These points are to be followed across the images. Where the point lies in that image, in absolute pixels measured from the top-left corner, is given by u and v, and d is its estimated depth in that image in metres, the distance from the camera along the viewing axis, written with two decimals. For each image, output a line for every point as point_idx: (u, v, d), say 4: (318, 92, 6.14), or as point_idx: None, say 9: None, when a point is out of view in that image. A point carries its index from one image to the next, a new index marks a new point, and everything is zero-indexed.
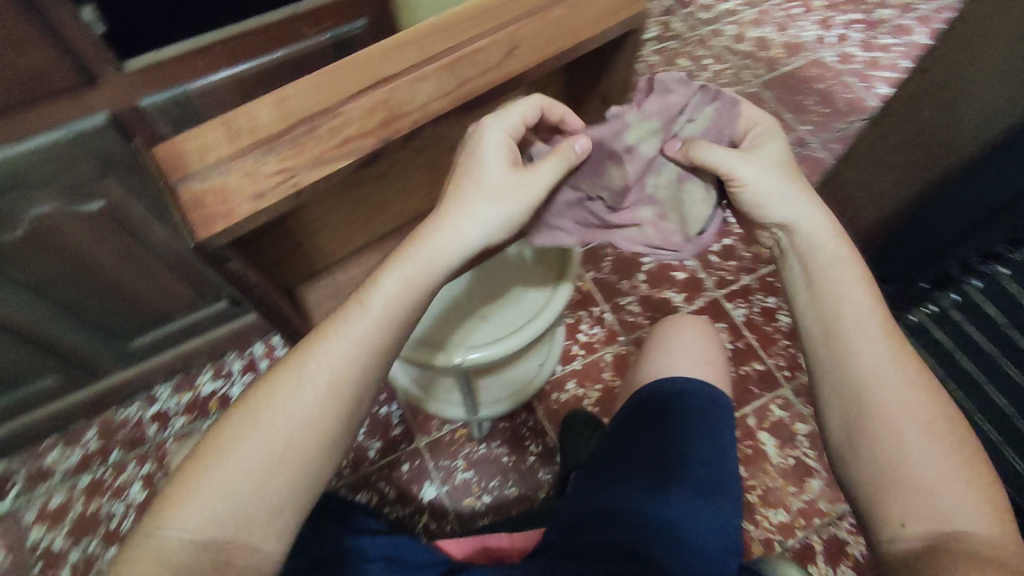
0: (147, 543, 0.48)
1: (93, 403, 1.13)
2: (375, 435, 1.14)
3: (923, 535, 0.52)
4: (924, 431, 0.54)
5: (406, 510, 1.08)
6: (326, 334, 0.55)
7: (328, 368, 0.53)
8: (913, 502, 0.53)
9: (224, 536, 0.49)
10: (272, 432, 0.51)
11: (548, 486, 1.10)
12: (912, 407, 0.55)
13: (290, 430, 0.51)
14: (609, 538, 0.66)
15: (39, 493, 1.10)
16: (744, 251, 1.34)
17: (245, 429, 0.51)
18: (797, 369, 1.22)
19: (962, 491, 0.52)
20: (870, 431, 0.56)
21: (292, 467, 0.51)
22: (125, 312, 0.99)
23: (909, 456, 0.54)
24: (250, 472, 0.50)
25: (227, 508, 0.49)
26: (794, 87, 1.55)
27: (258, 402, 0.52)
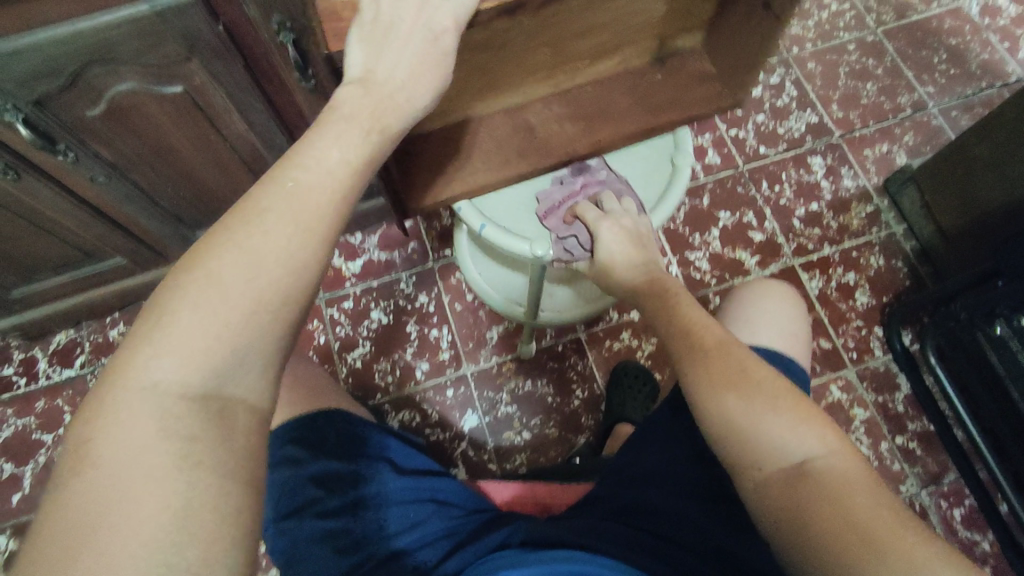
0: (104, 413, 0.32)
1: (155, 286, 1.15)
2: (423, 357, 1.14)
3: (780, 484, 0.48)
4: (746, 376, 0.53)
5: (446, 435, 1.10)
6: (302, 153, 0.40)
7: (326, 179, 0.40)
8: (769, 465, 0.49)
9: (223, 381, 0.34)
10: (268, 234, 0.37)
11: (588, 432, 1.10)
12: (732, 379, 0.54)
13: (281, 253, 0.37)
14: (659, 503, 0.63)
15: (103, 364, 1.15)
16: (831, 219, 1.24)
17: (208, 264, 0.36)
18: (865, 353, 1.15)
19: (795, 429, 0.50)
20: (706, 388, 0.54)
21: (283, 311, 0.37)
22: (193, 202, 0.98)
23: (734, 405, 0.52)
24: (246, 289, 0.36)
25: (214, 343, 0.34)
26: (924, 40, 1.37)
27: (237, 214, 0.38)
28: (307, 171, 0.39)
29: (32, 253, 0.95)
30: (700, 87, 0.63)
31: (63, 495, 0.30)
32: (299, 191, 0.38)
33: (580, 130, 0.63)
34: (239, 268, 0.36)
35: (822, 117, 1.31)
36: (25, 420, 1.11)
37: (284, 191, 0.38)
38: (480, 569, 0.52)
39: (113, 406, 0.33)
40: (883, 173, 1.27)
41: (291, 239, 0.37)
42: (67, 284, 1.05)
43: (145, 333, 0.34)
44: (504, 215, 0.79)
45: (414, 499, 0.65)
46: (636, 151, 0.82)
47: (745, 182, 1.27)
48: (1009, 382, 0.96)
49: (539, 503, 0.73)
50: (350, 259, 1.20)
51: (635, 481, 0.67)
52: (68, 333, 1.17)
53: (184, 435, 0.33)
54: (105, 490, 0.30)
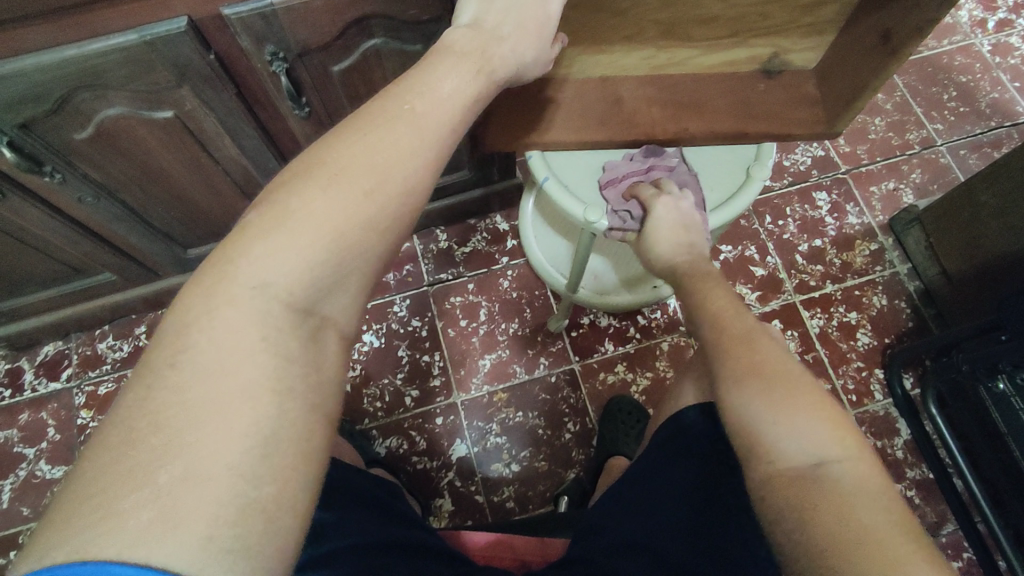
0: (215, 304, 0.36)
1: (146, 300, 1.13)
2: (414, 383, 1.13)
3: (786, 472, 0.47)
4: (778, 369, 0.52)
5: (434, 464, 1.08)
6: (415, 82, 0.42)
7: (434, 113, 0.41)
8: (781, 450, 0.48)
9: (314, 300, 0.38)
10: (380, 152, 0.39)
11: (578, 466, 1.07)
12: (760, 370, 0.52)
13: (390, 181, 0.39)
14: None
15: (89, 378, 1.14)
16: (835, 256, 1.22)
17: (296, 201, 0.37)
18: (865, 396, 1.13)
19: (817, 426, 0.48)
20: (729, 371, 0.53)
21: (353, 264, 0.38)
22: (186, 222, 0.97)
23: (755, 392, 0.50)
24: (353, 207, 0.38)
25: (322, 251, 0.37)
26: (934, 76, 1.35)
27: (351, 130, 0.40)
28: (417, 103, 0.41)
29: (20, 268, 0.94)
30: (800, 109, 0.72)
31: (154, 397, 0.33)
32: (387, 146, 0.39)
33: (667, 114, 0.72)
34: (326, 212, 0.37)
35: (828, 152, 1.30)
36: (8, 432, 1.10)
37: (402, 115, 0.40)
38: None
39: (200, 323, 0.35)
40: (889, 211, 1.25)
41: (373, 195, 0.38)
42: (56, 297, 1.04)
43: (262, 232, 0.37)
44: (573, 173, 0.76)
45: (387, 551, 0.62)
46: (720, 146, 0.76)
47: (748, 215, 1.26)
48: (1010, 441, 0.94)
49: (517, 558, 0.71)
50: None
51: (618, 545, 0.63)
52: (56, 345, 1.16)
53: (264, 364, 0.35)
54: (206, 391, 0.33)
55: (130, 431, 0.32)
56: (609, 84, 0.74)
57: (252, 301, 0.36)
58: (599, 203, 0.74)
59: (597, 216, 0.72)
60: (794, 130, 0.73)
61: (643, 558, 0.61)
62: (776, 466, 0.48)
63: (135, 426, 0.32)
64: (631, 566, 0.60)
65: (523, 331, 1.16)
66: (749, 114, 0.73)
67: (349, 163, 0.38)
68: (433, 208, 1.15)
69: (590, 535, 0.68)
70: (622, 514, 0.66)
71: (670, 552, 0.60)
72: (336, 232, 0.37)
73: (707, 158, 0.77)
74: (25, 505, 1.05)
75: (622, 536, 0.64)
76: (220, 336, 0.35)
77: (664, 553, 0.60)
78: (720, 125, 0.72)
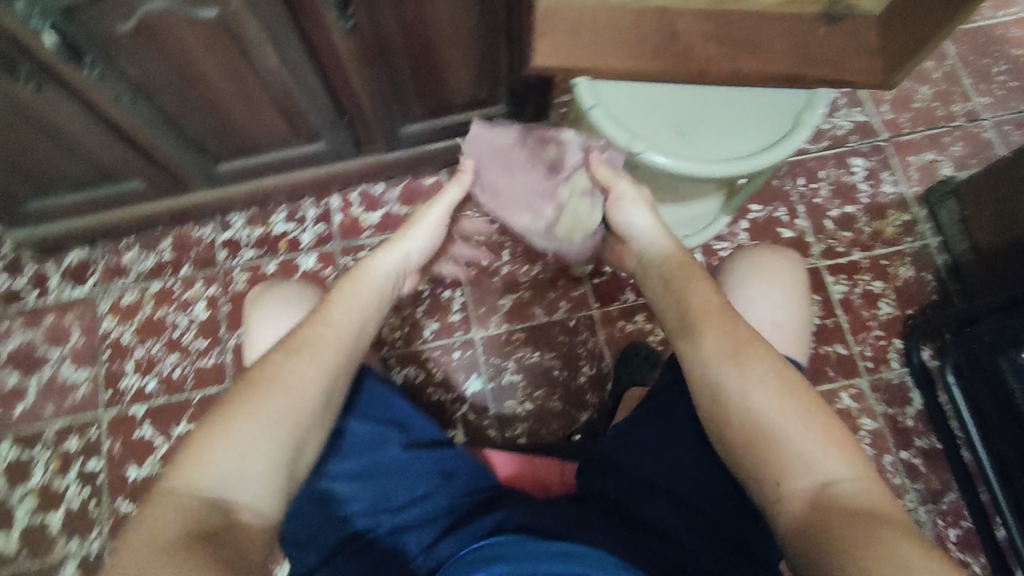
0: (161, 510, 0.48)
1: (173, 213, 1.13)
2: (434, 317, 1.13)
3: (800, 493, 0.52)
4: (781, 382, 0.56)
5: (448, 396, 1.09)
6: (291, 345, 0.58)
7: (298, 395, 0.55)
8: (788, 465, 0.53)
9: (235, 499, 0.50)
10: (275, 390, 0.54)
11: (590, 409, 1.09)
12: (759, 387, 0.56)
13: (284, 406, 0.54)
14: (654, 520, 0.61)
15: (114, 287, 1.14)
16: (865, 224, 1.21)
17: (235, 429, 0.52)
18: (881, 364, 1.13)
19: (824, 449, 0.53)
20: (734, 374, 0.57)
21: (269, 475, 0.51)
22: (218, 134, 0.96)
23: (767, 408, 0.55)
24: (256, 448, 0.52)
25: (241, 467, 0.51)
26: (987, 48, 1.30)
27: (241, 412, 0.53)
28: (269, 412, 0.53)
29: (52, 167, 0.94)
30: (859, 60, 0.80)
31: (163, 510, 0.48)
32: (277, 409, 0.54)
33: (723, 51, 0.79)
34: (293, 393, 0.55)
35: (870, 117, 1.26)
36: (33, 333, 1.12)
37: (281, 389, 0.55)
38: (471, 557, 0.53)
39: (173, 500, 0.49)
40: (926, 182, 1.23)
41: (368, 320, 0.63)
42: (85, 202, 1.04)
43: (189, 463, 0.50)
44: (620, 104, 0.77)
45: (424, 473, 0.65)
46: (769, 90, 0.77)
47: (782, 176, 1.23)
48: None
49: (537, 481, 0.74)
50: (371, 209, 1.18)
51: (630, 481, 0.65)
52: (81, 252, 1.16)
53: (220, 469, 0.50)
54: (159, 541, 0.46)
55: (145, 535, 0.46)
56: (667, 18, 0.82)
57: (252, 427, 0.52)
58: (643, 133, 0.75)
59: (640, 149, 0.73)
60: (848, 76, 0.78)
61: (657, 496, 0.63)
62: (803, 495, 0.52)
63: (164, 511, 0.48)
64: (645, 508, 0.62)
65: (546, 274, 1.16)
66: (804, 57, 0.79)
67: (323, 343, 0.59)
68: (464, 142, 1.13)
69: (601, 467, 0.69)
70: (637, 450, 0.67)
71: (681, 490, 0.63)
72: (303, 395, 0.55)
73: (757, 99, 0.77)
74: (49, 404, 1.08)
75: (638, 474, 0.65)
76: (236, 425, 0.52)
77: (678, 493, 0.63)
78: (773, 65, 0.77)
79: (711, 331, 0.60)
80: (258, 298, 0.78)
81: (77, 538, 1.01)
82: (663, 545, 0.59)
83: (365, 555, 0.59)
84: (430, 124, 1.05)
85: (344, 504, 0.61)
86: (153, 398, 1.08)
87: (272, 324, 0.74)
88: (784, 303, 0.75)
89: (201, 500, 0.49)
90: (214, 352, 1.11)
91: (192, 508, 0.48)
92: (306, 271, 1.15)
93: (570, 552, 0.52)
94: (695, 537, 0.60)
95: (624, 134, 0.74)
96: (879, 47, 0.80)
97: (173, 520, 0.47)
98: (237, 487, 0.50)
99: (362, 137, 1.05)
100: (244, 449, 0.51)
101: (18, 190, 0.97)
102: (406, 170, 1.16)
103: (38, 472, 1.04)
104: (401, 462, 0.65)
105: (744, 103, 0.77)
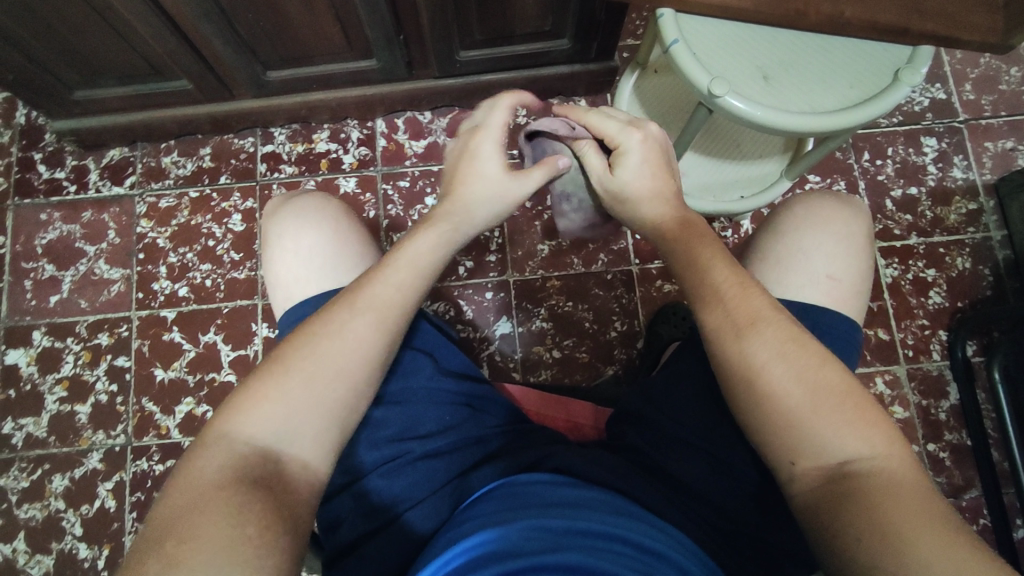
0: (207, 452, 0.47)
1: (215, 120, 1.10)
2: (469, 254, 1.11)
3: (817, 470, 0.49)
4: (801, 352, 0.52)
5: (476, 335, 1.08)
6: (339, 318, 0.54)
7: (354, 345, 0.53)
8: (803, 442, 0.50)
9: (283, 450, 0.49)
10: (332, 351, 0.52)
11: (618, 365, 1.07)
12: (783, 355, 0.52)
13: (336, 367, 0.52)
14: (688, 482, 0.58)
15: (152, 189, 1.13)
16: (928, 208, 1.15)
17: (285, 380, 0.50)
18: (922, 354, 1.09)
19: (846, 419, 0.50)
20: (743, 347, 0.53)
21: (317, 431, 0.50)
22: (271, 38, 0.92)
23: (781, 379, 0.52)
24: (303, 404, 0.50)
25: (288, 424, 0.49)
26: None
27: (293, 358, 0.51)
28: (326, 357, 0.52)
29: (101, 55, 0.91)
30: (979, 15, 0.73)
31: (208, 457, 0.47)
32: (328, 359, 0.52)
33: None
34: (346, 346, 0.52)
35: (950, 96, 1.18)
36: (71, 227, 1.11)
37: (333, 344, 0.52)
38: (479, 509, 0.51)
39: (215, 445, 0.48)
40: (999, 171, 1.16)
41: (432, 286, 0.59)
42: (130, 97, 1.02)
43: (233, 412, 0.49)
44: (703, 44, 0.75)
45: (449, 402, 0.62)
46: (868, 45, 0.75)
47: (846, 148, 1.17)
48: None
49: (570, 421, 0.73)
50: (417, 137, 1.15)
51: (665, 439, 0.61)
52: (122, 151, 1.14)
53: (267, 422, 0.49)
54: (203, 485, 0.45)
55: (187, 483, 0.45)
56: None
57: (308, 385, 0.51)
58: (725, 77, 0.72)
59: (722, 91, 0.71)
60: (965, 34, 0.72)
61: (696, 457, 0.60)
62: (817, 476, 0.49)
63: (210, 463, 0.46)
64: (683, 468, 0.59)
65: None
66: (918, 9, 0.72)
67: (388, 292, 0.56)
68: (519, 77, 1.07)
69: (630, 418, 0.66)
70: (674, 407, 0.63)
71: (721, 454, 0.59)
72: (359, 359, 0.53)
73: (851, 56, 0.75)
74: (83, 298, 1.09)
75: (674, 433, 0.61)
76: (283, 383, 0.50)
77: (720, 457, 0.59)
78: (882, 15, 0.71)
79: (728, 305, 0.55)
80: (284, 202, 0.73)
81: (102, 431, 1.03)
82: (697, 508, 0.57)
83: (387, 483, 0.56)
84: (489, 52, 1.00)
85: (370, 428, 0.58)
86: (183, 304, 1.08)
87: (290, 240, 0.69)
88: (842, 256, 0.68)
89: (254, 448, 0.48)
90: (246, 266, 1.10)
91: (245, 455, 0.48)
92: (345, 194, 1.13)
93: (604, 511, 0.49)
94: (734, 505, 0.57)
95: (705, 74, 0.72)
96: (1004, 2, 0.74)
97: (222, 464, 0.46)
98: (288, 442, 0.49)
99: (416, 58, 1.01)
100: (302, 407, 0.50)
101: (65, 76, 0.95)
102: (455, 99, 1.12)
103: (69, 364, 1.06)
104: (429, 391, 0.61)
105: (837, 55, 0.75)
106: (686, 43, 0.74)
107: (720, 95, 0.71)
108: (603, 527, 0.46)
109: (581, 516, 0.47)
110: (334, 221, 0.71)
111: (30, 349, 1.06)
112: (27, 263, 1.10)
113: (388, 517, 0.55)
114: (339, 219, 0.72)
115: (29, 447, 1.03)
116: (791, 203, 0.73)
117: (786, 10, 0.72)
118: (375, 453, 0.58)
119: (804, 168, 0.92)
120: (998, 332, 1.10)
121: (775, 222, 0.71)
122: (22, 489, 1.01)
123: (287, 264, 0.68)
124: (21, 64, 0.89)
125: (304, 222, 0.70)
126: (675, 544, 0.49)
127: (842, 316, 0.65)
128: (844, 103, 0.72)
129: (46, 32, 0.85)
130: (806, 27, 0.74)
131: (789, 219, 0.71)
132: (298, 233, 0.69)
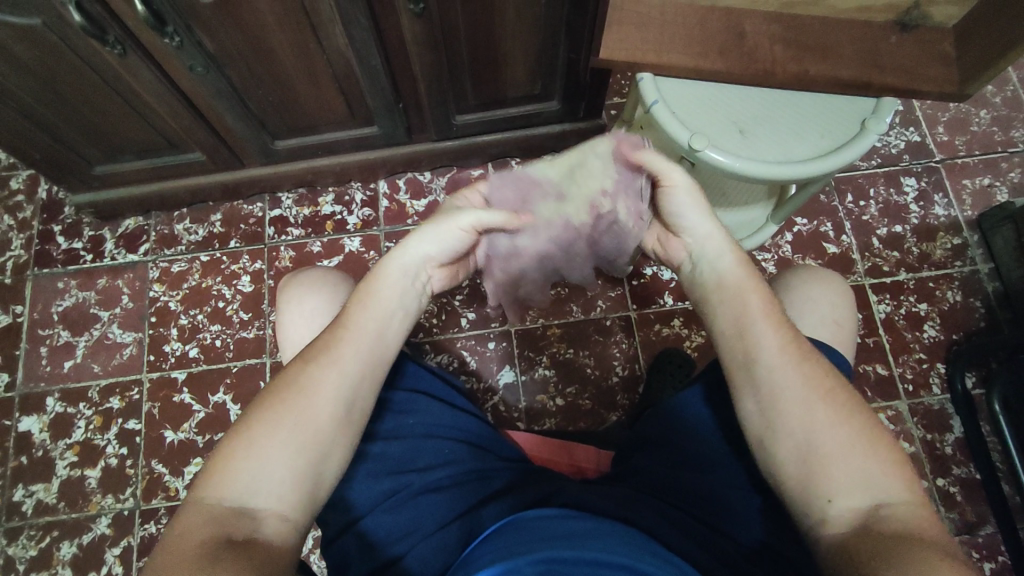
0: (186, 520, 0.47)
1: (226, 187, 1.16)
2: (471, 306, 1.14)
3: (843, 510, 0.49)
4: (811, 388, 0.53)
5: (480, 385, 1.10)
6: (302, 380, 0.53)
7: (314, 404, 0.52)
8: (835, 480, 0.50)
9: (254, 509, 0.48)
10: (293, 415, 0.52)
11: (622, 410, 1.08)
12: (809, 389, 0.53)
13: (299, 426, 0.51)
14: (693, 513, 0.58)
15: (164, 255, 1.18)
16: (914, 245, 1.18)
17: (251, 445, 0.50)
18: (922, 388, 1.10)
19: (858, 459, 0.50)
20: (758, 381, 0.54)
21: (291, 491, 0.50)
22: (280, 113, 0.99)
23: (790, 416, 0.52)
24: (273, 465, 0.50)
25: (262, 483, 0.49)
26: None
27: (259, 422, 0.51)
28: (292, 417, 0.52)
29: (119, 132, 0.98)
30: (938, 67, 0.83)
31: (181, 525, 0.47)
32: (291, 420, 0.51)
33: (788, 54, 0.81)
34: (311, 405, 0.52)
35: (924, 138, 1.24)
36: (86, 294, 1.16)
37: (298, 403, 0.52)
38: (494, 541, 0.50)
39: (187, 512, 0.48)
40: (979, 207, 1.20)
41: (395, 330, 0.59)
42: (147, 170, 1.08)
43: (207, 478, 0.49)
44: (680, 105, 0.81)
45: (452, 440, 0.64)
46: (837, 98, 0.81)
47: (829, 191, 1.22)
48: None
49: (574, 464, 0.75)
50: (417, 197, 1.20)
51: (666, 476, 0.62)
52: (137, 220, 1.20)
53: (237, 485, 0.49)
54: (182, 547, 0.45)
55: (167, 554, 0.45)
56: (735, 19, 0.83)
57: (275, 435, 0.51)
58: (704, 133, 0.77)
59: (701, 145, 0.75)
60: (929, 83, 0.82)
61: (700, 498, 0.60)
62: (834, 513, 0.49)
63: (185, 530, 0.47)
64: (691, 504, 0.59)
65: None
66: (877, 64, 0.80)
67: (346, 348, 0.56)
68: (511, 136, 1.13)
69: (633, 459, 0.67)
70: (674, 449, 0.64)
71: (721, 490, 0.60)
72: (323, 412, 0.53)
73: (824, 105, 0.81)
74: (96, 363, 1.11)
75: (674, 475, 0.62)
76: (251, 445, 0.50)
77: (724, 496, 0.59)
78: (843, 71, 0.79)
79: (725, 345, 0.57)
80: (286, 279, 0.77)
81: (111, 494, 1.04)
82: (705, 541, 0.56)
83: (380, 529, 0.57)
84: (482, 116, 1.06)
85: (375, 462, 0.60)
86: (194, 365, 1.11)
87: (295, 304, 0.72)
88: (838, 307, 0.71)
89: (227, 508, 0.48)
90: (254, 325, 1.13)
91: (219, 516, 0.47)
92: (351, 253, 1.17)
93: (592, 539, 0.48)
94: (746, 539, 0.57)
95: (685, 131, 0.77)
96: (956, 54, 0.83)
97: (202, 528, 0.47)
98: (261, 497, 0.49)
99: (416, 124, 1.07)
100: (270, 459, 0.50)
101: (86, 153, 1.01)
102: (453, 160, 1.18)
103: (80, 428, 1.08)
104: (428, 427, 0.64)
105: (806, 106, 0.81)
106: (664, 104, 0.80)
107: (700, 147, 0.75)
108: (588, 554, 0.45)
109: (576, 544, 0.46)
110: (333, 285, 0.75)
111: (43, 416, 1.08)
112: (43, 331, 1.13)
113: (397, 547, 0.56)
114: (338, 285, 0.75)
115: (38, 514, 1.03)
116: (795, 268, 0.77)
117: (755, 69, 0.80)
118: (377, 486, 0.59)
119: (788, 212, 0.96)
120: (994, 362, 1.11)
121: (781, 278, 0.76)
122: (29, 558, 1.01)
123: (291, 329, 0.71)
124: (48, 144, 0.95)
125: (303, 290, 0.73)
126: (668, 568, 0.47)
127: (843, 359, 0.66)
128: (820, 150, 0.77)
129: (72, 118, 0.92)
130: (775, 84, 0.81)
131: (791, 275, 0.75)
132: (299, 301, 0.72)
